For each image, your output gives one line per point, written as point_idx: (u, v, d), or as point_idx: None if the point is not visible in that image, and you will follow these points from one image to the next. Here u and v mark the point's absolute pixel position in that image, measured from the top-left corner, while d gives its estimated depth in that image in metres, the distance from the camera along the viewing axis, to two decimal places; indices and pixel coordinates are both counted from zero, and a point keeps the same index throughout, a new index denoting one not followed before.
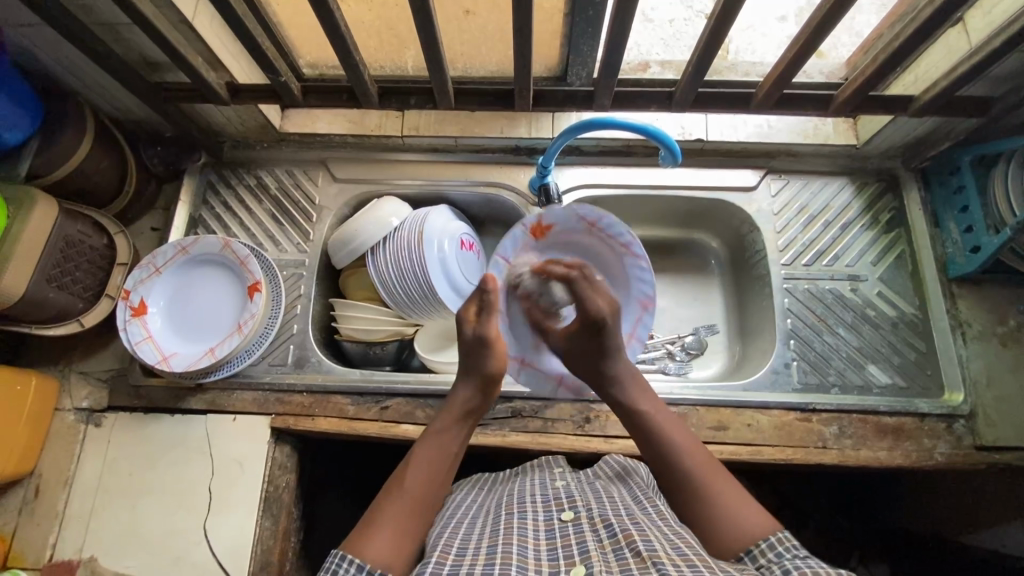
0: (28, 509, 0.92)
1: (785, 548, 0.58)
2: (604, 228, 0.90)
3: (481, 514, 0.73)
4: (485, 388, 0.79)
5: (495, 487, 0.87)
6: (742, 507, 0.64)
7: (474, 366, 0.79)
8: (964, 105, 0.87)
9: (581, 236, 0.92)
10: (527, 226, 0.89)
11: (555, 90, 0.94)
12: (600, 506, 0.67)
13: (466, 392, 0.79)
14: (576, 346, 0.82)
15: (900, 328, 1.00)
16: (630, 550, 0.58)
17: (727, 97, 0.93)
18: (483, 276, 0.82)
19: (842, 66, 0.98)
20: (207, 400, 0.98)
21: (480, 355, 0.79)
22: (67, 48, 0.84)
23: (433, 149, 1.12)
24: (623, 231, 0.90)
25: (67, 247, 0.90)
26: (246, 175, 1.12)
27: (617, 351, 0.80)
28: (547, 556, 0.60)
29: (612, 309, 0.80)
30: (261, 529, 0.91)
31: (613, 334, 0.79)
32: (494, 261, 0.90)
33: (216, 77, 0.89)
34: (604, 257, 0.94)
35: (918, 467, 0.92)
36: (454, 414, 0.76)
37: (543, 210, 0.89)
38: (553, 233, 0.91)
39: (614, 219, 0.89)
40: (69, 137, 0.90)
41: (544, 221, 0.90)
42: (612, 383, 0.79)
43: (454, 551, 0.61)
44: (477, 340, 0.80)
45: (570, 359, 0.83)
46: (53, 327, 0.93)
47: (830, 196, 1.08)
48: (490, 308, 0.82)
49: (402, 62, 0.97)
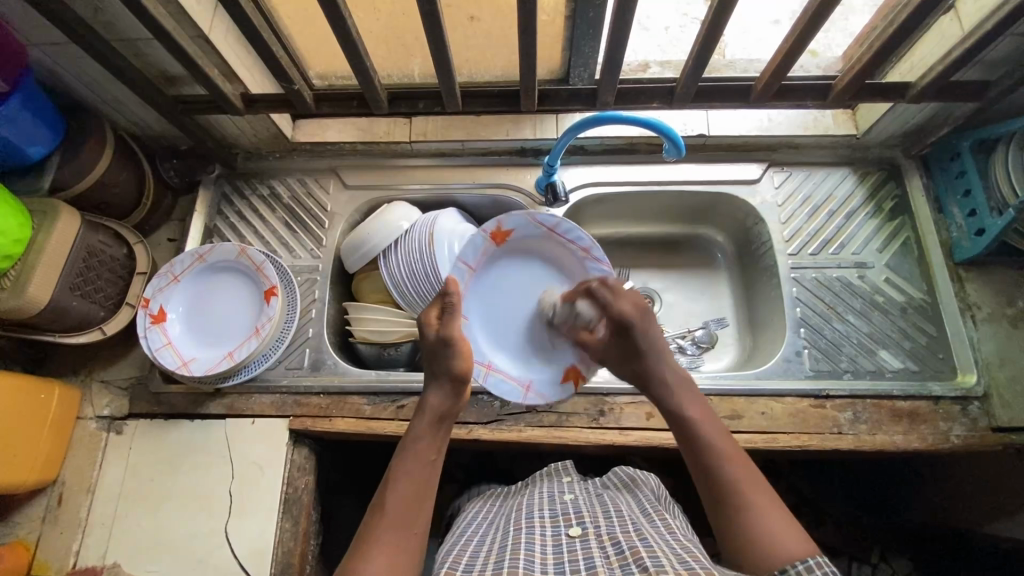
0: (52, 518, 0.94)
1: (824, 574, 0.53)
2: (562, 232, 0.89)
3: (491, 532, 0.73)
4: (456, 389, 0.74)
5: (507, 501, 0.89)
6: (779, 524, 0.59)
7: (438, 368, 0.74)
8: (960, 90, 0.89)
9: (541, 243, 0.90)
10: (488, 231, 0.85)
11: (559, 90, 0.97)
12: (607, 524, 0.68)
13: (438, 396, 0.73)
14: (616, 351, 0.80)
15: (910, 313, 1.01)
16: (637, 566, 0.56)
17: (728, 91, 0.95)
18: (445, 280, 0.78)
19: (837, 61, 1.02)
20: (226, 404, 0.99)
21: (445, 356, 0.74)
22: (89, 65, 0.88)
23: (441, 154, 1.15)
24: (582, 236, 0.88)
25: (89, 257, 0.93)
26: (260, 185, 1.15)
27: (655, 351, 0.76)
28: (553, 569, 0.60)
29: (638, 309, 0.77)
30: (281, 531, 0.92)
31: (646, 333, 0.77)
32: (454, 265, 0.85)
33: (231, 88, 0.92)
34: (559, 257, 0.91)
35: (935, 451, 0.92)
36: (427, 419, 0.71)
37: (503, 214, 0.85)
38: (513, 239, 0.88)
39: (572, 223, 0.87)
40: (90, 150, 0.93)
41: (503, 226, 0.86)
42: (652, 385, 0.76)
43: (461, 567, 0.62)
44: (440, 342, 0.74)
45: (614, 365, 0.81)
46: (75, 335, 0.95)
47: (832, 186, 1.10)
48: (453, 310, 0.77)
49: (409, 70, 1.00)
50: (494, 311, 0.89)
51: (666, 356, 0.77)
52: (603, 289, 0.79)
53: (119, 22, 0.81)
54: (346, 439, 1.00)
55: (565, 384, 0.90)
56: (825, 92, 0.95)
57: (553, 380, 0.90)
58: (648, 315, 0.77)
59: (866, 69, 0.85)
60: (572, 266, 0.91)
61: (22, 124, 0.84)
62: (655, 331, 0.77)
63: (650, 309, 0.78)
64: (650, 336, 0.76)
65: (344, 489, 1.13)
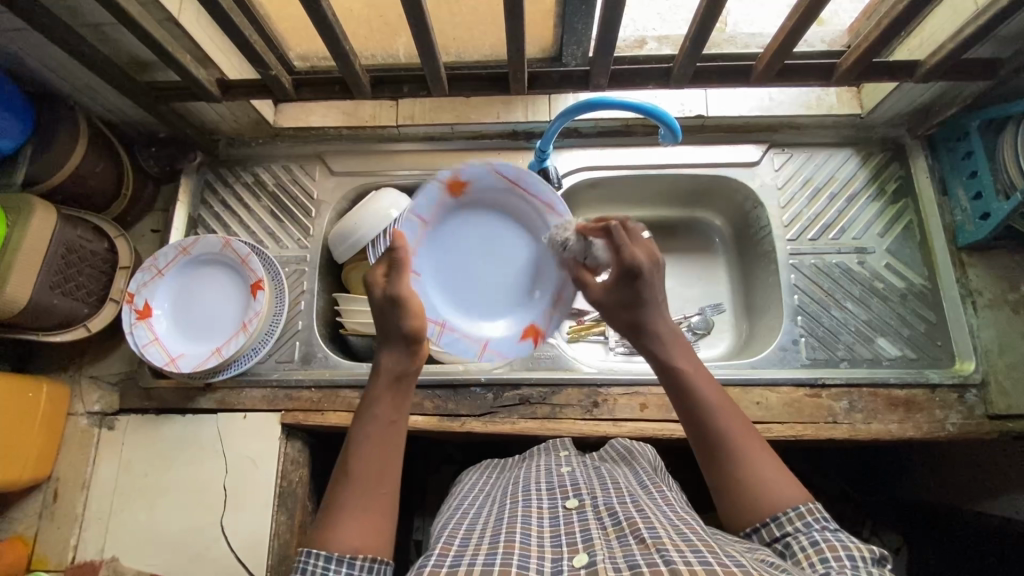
0: (48, 513, 0.94)
1: (814, 520, 0.57)
2: (525, 185, 0.93)
3: (487, 507, 0.73)
4: (413, 349, 0.69)
5: (503, 473, 0.89)
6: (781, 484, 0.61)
7: (389, 329, 0.69)
8: (971, 68, 0.85)
9: (505, 197, 0.95)
10: (443, 181, 0.91)
11: (550, 71, 0.92)
12: (604, 496, 0.68)
13: (394, 355, 0.68)
14: (610, 296, 0.75)
15: (909, 300, 0.99)
16: (634, 537, 0.57)
17: (728, 70, 0.90)
18: (392, 233, 0.73)
19: (842, 34, 0.97)
20: (216, 399, 0.98)
21: (395, 316, 0.69)
22: (56, 51, 0.83)
23: (430, 137, 1.11)
24: (541, 187, 0.92)
25: (68, 253, 0.90)
26: (244, 172, 1.11)
27: (656, 304, 0.72)
28: (550, 543, 0.59)
29: (651, 259, 0.73)
30: (276, 524, 0.93)
31: (652, 284, 0.72)
32: (406, 218, 0.90)
33: (206, 74, 0.88)
34: (523, 215, 0.96)
35: (930, 438, 0.91)
36: (386, 382, 0.66)
37: (460, 165, 0.91)
38: (471, 191, 0.94)
39: (534, 177, 0.92)
40: (62, 141, 0.89)
41: (461, 178, 0.92)
42: (647, 337, 0.71)
43: (456, 542, 0.61)
44: (386, 302, 0.70)
45: (609, 312, 0.75)
46: (60, 333, 0.94)
47: (834, 168, 1.06)
48: (401, 267, 0.72)
49: (394, 50, 0.96)
50: (449, 259, 0.95)
51: (665, 310, 0.73)
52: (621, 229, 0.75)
53: (81, 6, 0.77)
54: (338, 432, 1.00)
55: (524, 342, 0.95)
56: (829, 72, 0.90)
57: (510, 338, 0.96)
58: (658, 267, 0.73)
59: (873, 47, 0.80)
60: (531, 223, 0.96)
61: None
62: (660, 283, 0.74)
63: (661, 261, 0.74)
64: (656, 284, 0.72)
65: None
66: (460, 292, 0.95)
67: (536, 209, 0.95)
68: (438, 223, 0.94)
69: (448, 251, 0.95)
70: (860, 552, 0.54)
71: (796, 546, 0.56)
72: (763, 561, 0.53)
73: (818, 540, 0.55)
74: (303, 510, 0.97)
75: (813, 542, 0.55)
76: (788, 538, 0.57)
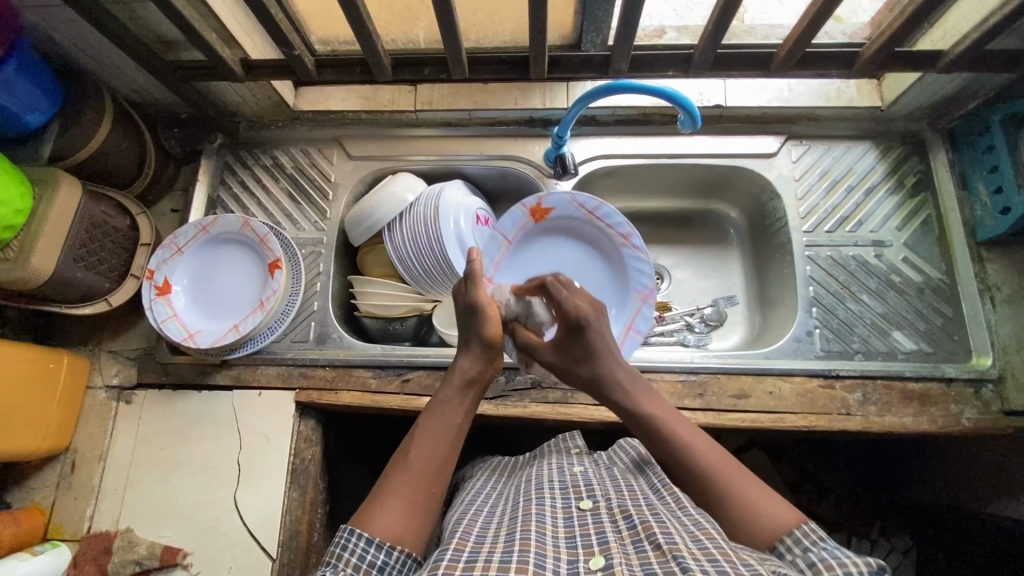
0: (66, 483, 0.96)
1: (811, 541, 0.57)
2: (602, 217, 0.99)
3: (500, 504, 0.73)
4: (488, 355, 0.75)
5: (514, 472, 0.90)
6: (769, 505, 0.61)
7: (469, 334, 0.75)
8: (997, 58, 0.84)
9: (580, 225, 1.01)
10: (528, 207, 0.98)
11: (570, 56, 0.92)
12: (618, 499, 0.68)
13: (471, 360, 0.74)
14: (565, 353, 0.80)
15: (926, 294, 0.98)
16: (649, 542, 0.57)
17: (748, 58, 0.90)
18: (467, 251, 0.78)
19: (864, 27, 0.97)
20: (232, 376, 1.00)
21: (474, 321, 0.75)
22: (86, 28, 0.85)
23: (448, 123, 1.11)
24: (621, 221, 0.98)
25: (92, 228, 0.92)
26: (262, 155, 1.12)
27: (603, 353, 0.77)
28: (565, 545, 0.59)
29: (594, 307, 0.80)
30: (288, 500, 0.94)
31: (599, 331, 0.78)
32: (494, 235, 0.98)
33: (230, 53, 0.89)
34: (598, 244, 1.02)
35: (944, 433, 0.91)
36: (456, 383, 0.71)
37: (545, 193, 0.97)
38: (552, 217, 1.00)
39: (611, 209, 0.97)
40: (89, 118, 0.91)
41: (544, 204, 0.98)
42: (609, 389, 0.75)
43: (472, 538, 0.62)
44: (468, 309, 0.75)
45: (565, 372, 0.81)
46: (81, 306, 0.96)
47: (852, 161, 1.06)
48: (476, 278, 0.76)
49: (414, 34, 0.96)
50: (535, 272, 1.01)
51: (621, 361, 0.77)
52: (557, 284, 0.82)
53: None
54: (351, 412, 1.01)
55: None
56: (851, 61, 0.89)
57: None
58: (601, 314, 0.80)
59: (897, 35, 0.80)
60: (610, 254, 1.01)
61: (17, 89, 0.81)
62: (608, 331, 0.79)
63: (603, 309, 0.81)
64: (604, 331, 0.78)
65: (349, 458, 1.15)
66: None
67: (615, 242, 1.00)
68: (522, 242, 1.00)
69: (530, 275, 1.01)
70: (858, 567, 0.51)
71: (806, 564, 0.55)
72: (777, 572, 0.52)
73: (816, 560, 0.54)
74: (315, 488, 0.97)
75: (815, 562, 0.54)
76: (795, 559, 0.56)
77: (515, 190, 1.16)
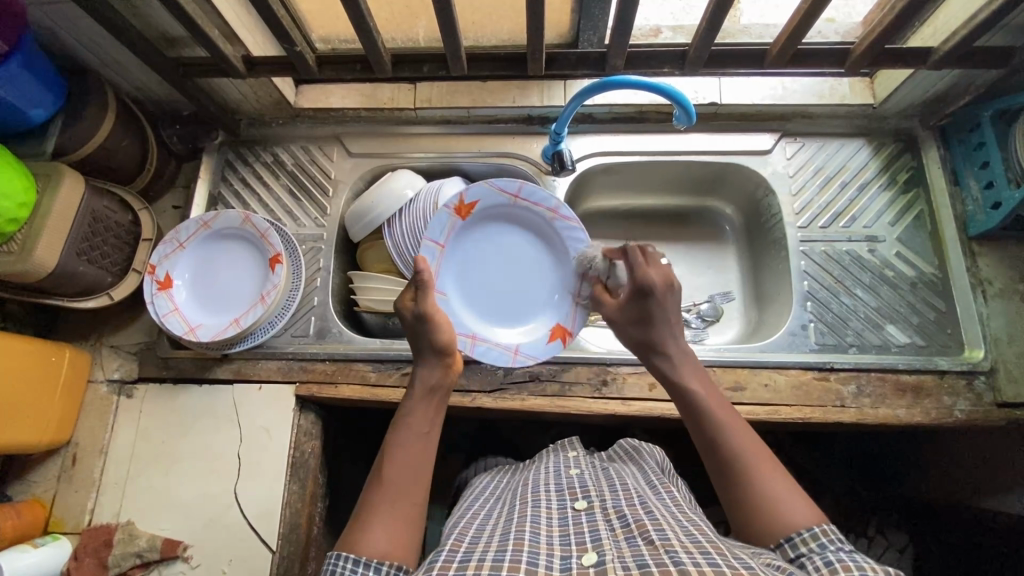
0: (66, 477, 0.96)
1: (828, 540, 0.57)
2: (526, 196, 0.97)
3: (498, 506, 0.74)
4: (443, 361, 0.75)
5: (513, 475, 0.91)
6: (794, 503, 0.61)
7: (422, 344, 0.76)
8: (986, 55, 0.86)
9: (508, 210, 0.99)
10: (450, 207, 0.95)
11: (567, 54, 0.93)
12: (613, 498, 0.69)
13: (429, 369, 0.74)
14: (624, 314, 0.80)
15: (920, 288, 1.00)
16: (642, 538, 0.58)
17: (743, 56, 0.92)
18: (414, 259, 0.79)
19: (856, 26, 0.99)
20: (232, 369, 1.00)
21: (426, 330, 0.76)
22: (90, 24, 0.86)
23: (446, 121, 1.12)
24: (544, 196, 0.96)
25: (94, 222, 0.93)
26: (263, 152, 1.13)
27: (667, 322, 0.76)
28: (559, 542, 0.60)
29: (666, 280, 0.76)
30: (288, 493, 0.94)
31: (663, 303, 0.76)
32: (427, 244, 0.95)
33: (232, 50, 0.90)
34: (529, 223, 0.99)
35: (938, 424, 0.92)
36: (419, 393, 0.72)
37: (463, 189, 0.95)
38: (477, 211, 0.97)
39: (534, 187, 0.96)
40: (91, 114, 0.92)
41: (467, 200, 0.95)
42: (657, 354, 0.76)
43: (467, 539, 0.63)
44: (423, 319, 0.77)
45: (620, 326, 0.81)
46: (85, 300, 0.97)
47: (845, 157, 1.07)
48: (427, 287, 0.78)
49: (414, 33, 0.98)
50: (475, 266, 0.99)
51: (677, 332, 0.76)
52: (637, 251, 0.79)
53: None
54: (351, 406, 1.01)
55: (552, 342, 0.98)
56: (843, 58, 0.91)
57: (538, 342, 0.97)
58: (672, 290, 0.77)
59: (887, 32, 0.81)
60: (544, 231, 0.99)
61: (21, 85, 0.82)
62: (673, 307, 0.76)
63: (677, 284, 0.77)
64: (668, 307, 0.75)
65: (349, 454, 1.16)
66: (490, 304, 0.99)
67: (544, 218, 0.98)
68: (457, 242, 0.98)
69: (479, 272, 0.99)
70: (876, 573, 0.51)
71: (810, 565, 0.54)
72: (770, 564, 0.54)
73: (832, 561, 0.53)
74: (315, 481, 0.98)
75: (827, 562, 0.53)
76: (802, 556, 0.56)
77: None
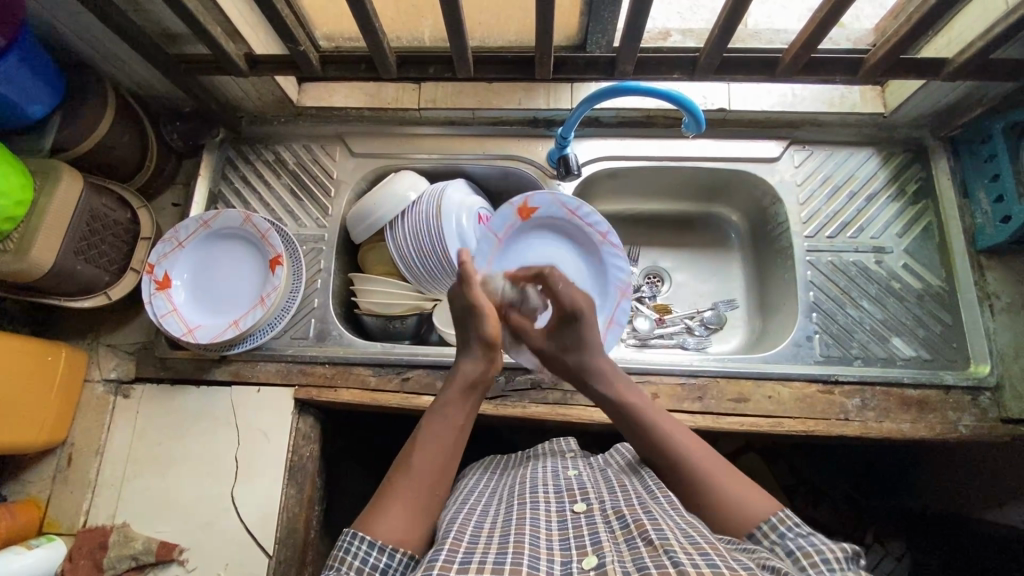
0: (62, 477, 0.95)
1: (788, 527, 0.60)
2: (582, 216, 0.99)
3: (494, 506, 0.72)
4: (488, 356, 0.77)
5: (507, 471, 0.90)
6: (744, 496, 0.65)
7: (468, 337, 0.78)
8: (1002, 67, 0.84)
9: (563, 224, 1.01)
10: (516, 205, 0.97)
11: (575, 57, 0.92)
12: (612, 500, 0.68)
13: (472, 363, 0.76)
14: (556, 343, 0.86)
15: (926, 301, 0.99)
16: (642, 539, 0.57)
17: (753, 63, 0.90)
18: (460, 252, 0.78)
19: (868, 33, 0.97)
20: (231, 371, 0.99)
21: (473, 322, 0.77)
22: (89, 19, 0.84)
23: (451, 122, 1.11)
24: (598, 220, 0.98)
25: (93, 221, 0.91)
26: (265, 150, 1.12)
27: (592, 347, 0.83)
28: (559, 545, 0.60)
29: (588, 300, 0.86)
30: (286, 497, 0.94)
31: (590, 325, 0.84)
32: (484, 236, 0.97)
33: (234, 48, 0.88)
34: (578, 240, 1.01)
35: (942, 440, 0.91)
36: (459, 387, 0.74)
37: (530, 192, 0.97)
38: (536, 216, 0.99)
39: (591, 209, 0.98)
40: (90, 111, 0.90)
41: (529, 204, 0.98)
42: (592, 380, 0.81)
43: (466, 538, 0.61)
44: (466, 310, 0.78)
45: (551, 360, 0.86)
46: (80, 301, 0.95)
47: (855, 166, 1.06)
48: (472, 279, 0.78)
49: (420, 33, 0.96)
50: None
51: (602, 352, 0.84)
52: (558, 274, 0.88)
53: None
54: (351, 410, 1.00)
55: None
56: (856, 67, 0.89)
57: None
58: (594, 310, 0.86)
59: (903, 42, 0.80)
60: (586, 246, 1.01)
61: (19, 80, 0.81)
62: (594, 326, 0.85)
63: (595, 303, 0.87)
64: (593, 329, 0.84)
65: (347, 456, 1.15)
66: None
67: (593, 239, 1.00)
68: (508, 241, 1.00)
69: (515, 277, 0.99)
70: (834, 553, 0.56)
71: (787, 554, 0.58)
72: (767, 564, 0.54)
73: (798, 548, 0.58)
74: (313, 485, 0.97)
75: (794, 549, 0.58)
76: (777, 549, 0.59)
77: (517, 190, 1.15)
